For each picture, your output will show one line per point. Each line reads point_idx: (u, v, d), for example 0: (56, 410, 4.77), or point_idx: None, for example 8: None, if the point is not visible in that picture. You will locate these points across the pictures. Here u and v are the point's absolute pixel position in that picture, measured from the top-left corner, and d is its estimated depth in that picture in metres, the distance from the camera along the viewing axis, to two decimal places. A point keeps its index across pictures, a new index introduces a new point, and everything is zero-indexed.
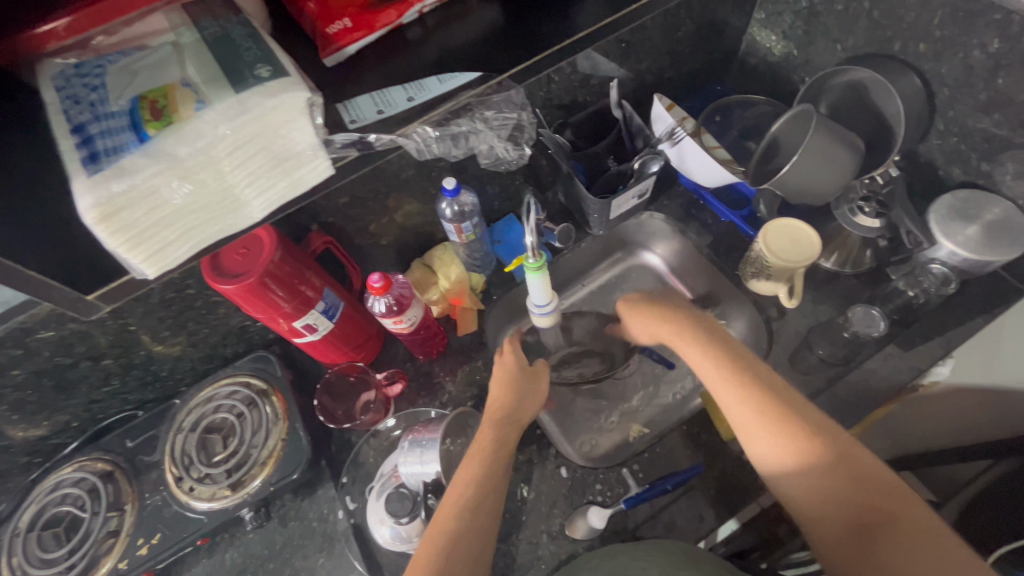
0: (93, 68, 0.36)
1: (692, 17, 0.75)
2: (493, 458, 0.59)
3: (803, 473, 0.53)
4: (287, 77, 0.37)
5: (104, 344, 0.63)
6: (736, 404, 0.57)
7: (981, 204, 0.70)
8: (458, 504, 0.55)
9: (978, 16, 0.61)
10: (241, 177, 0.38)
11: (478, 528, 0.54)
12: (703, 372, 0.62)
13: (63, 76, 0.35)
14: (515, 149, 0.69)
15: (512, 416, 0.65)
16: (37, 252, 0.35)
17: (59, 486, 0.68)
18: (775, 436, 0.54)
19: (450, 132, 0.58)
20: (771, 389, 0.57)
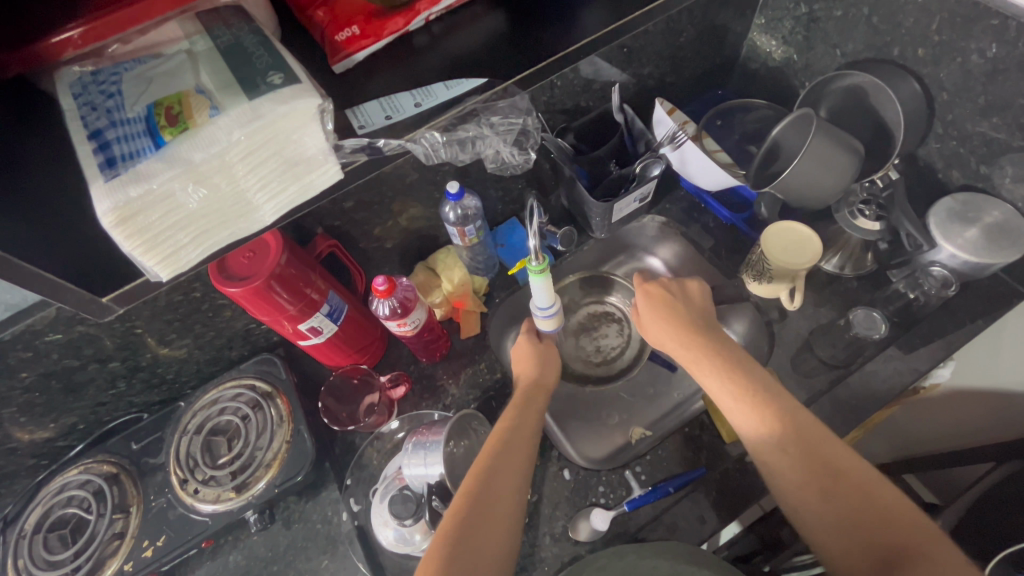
0: (109, 76, 0.37)
1: (693, 22, 0.76)
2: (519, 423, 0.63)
3: (819, 499, 0.52)
4: (299, 84, 0.37)
5: (111, 347, 0.63)
6: (751, 431, 0.57)
7: (980, 207, 0.70)
8: (485, 461, 0.58)
9: (975, 21, 0.62)
10: (253, 182, 0.39)
11: (502, 485, 0.56)
12: (718, 397, 0.60)
13: (81, 83, 0.36)
14: (521, 153, 0.69)
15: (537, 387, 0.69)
16: (54, 255, 0.35)
17: (65, 488, 0.69)
18: (792, 464, 0.53)
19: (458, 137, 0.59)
20: (789, 414, 0.56)
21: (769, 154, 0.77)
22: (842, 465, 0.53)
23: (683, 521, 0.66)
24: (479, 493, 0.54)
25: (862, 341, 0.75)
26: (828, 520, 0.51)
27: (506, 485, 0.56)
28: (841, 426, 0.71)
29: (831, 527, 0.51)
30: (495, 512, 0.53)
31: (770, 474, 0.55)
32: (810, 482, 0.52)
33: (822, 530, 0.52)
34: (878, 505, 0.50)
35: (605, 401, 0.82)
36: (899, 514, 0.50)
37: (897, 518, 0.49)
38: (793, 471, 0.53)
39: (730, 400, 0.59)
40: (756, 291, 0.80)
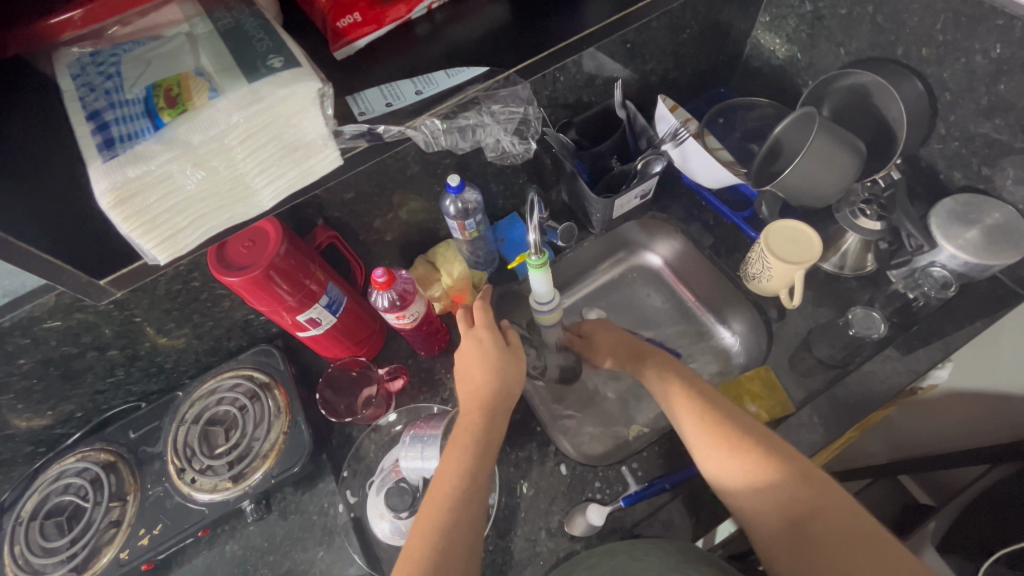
0: (109, 57, 0.37)
1: (696, 19, 0.75)
2: (471, 463, 0.57)
3: (737, 473, 0.54)
4: (300, 68, 0.37)
5: (110, 335, 0.63)
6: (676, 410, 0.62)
7: (981, 209, 0.70)
8: (438, 527, 0.52)
9: (980, 21, 0.62)
10: (252, 166, 0.39)
11: (458, 550, 0.51)
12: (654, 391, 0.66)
13: (80, 64, 0.36)
14: (523, 142, 0.65)
15: (492, 411, 0.62)
16: (51, 235, 0.35)
17: (62, 476, 0.69)
18: (710, 436, 0.57)
19: (457, 126, 0.56)
20: (710, 399, 0.61)
21: (771, 151, 0.76)
22: (758, 439, 0.56)
23: (678, 517, 0.66)
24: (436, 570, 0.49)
25: (860, 341, 0.75)
26: (748, 495, 0.54)
27: (464, 547, 0.52)
28: (838, 426, 0.71)
29: (754, 501, 0.53)
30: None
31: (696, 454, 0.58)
32: (730, 456, 0.55)
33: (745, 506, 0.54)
34: (799, 480, 0.52)
35: (603, 397, 0.82)
36: (814, 484, 0.52)
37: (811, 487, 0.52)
38: (714, 446, 0.57)
39: (661, 391, 0.65)
40: (757, 289, 0.79)
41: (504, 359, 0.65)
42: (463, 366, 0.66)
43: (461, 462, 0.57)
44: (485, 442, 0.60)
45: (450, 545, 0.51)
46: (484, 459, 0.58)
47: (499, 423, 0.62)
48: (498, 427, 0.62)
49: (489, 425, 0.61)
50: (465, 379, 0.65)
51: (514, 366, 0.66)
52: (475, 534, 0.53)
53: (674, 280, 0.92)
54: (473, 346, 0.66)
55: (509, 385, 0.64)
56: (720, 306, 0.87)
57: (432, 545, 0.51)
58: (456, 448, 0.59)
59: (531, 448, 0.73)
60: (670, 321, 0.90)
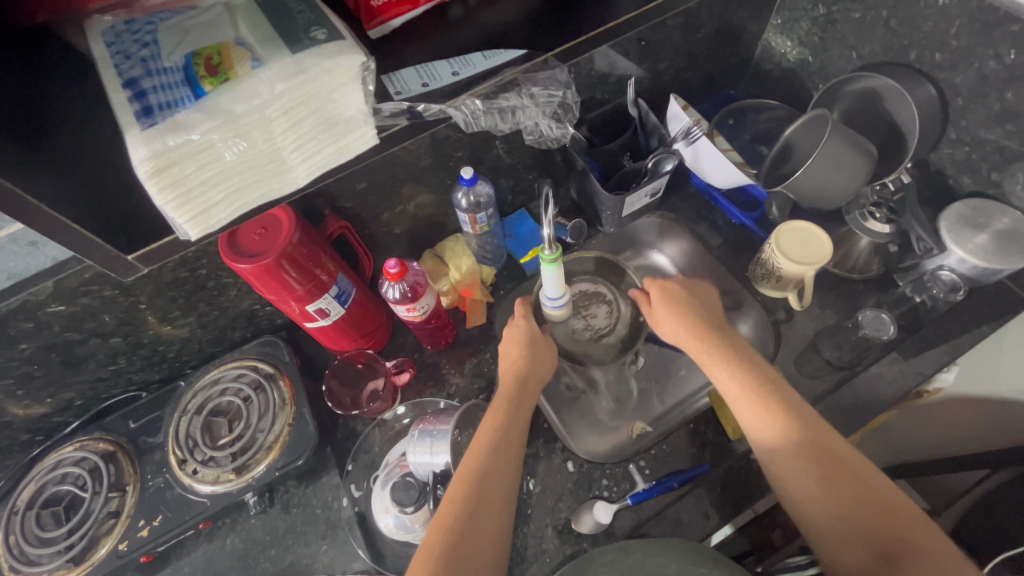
0: (144, 25, 0.36)
1: (711, 19, 0.75)
2: (504, 422, 0.59)
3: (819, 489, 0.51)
4: (343, 40, 0.37)
5: (113, 322, 0.62)
6: (755, 419, 0.56)
7: (991, 213, 0.71)
8: (471, 473, 0.53)
9: (994, 27, 0.62)
10: (290, 140, 0.39)
11: (490, 535, 0.50)
12: (726, 391, 0.60)
13: (113, 32, 0.36)
14: (559, 126, 0.68)
15: (525, 378, 0.64)
16: (81, 207, 0.34)
17: (59, 465, 0.68)
18: (793, 449, 0.53)
19: (497, 106, 0.57)
20: (794, 408, 0.56)
21: (782, 153, 0.77)
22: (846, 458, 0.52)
23: (686, 516, 0.66)
24: (467, 518, 0.50)
25: (868, 343, 0.74)
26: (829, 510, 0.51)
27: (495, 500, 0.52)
28: (846, 427, 0.71)
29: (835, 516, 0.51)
30: (485, 531, 0.50)
31: (772, 464, 0.55)
32: (817, 471, 0.52)
33: (820, 520, 0.51)
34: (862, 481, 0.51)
35: (610, 395, 0.81)
36: (902, 508, 0.49)
37: (897, 510, 0.49)
38: (803, 464, 0.53)
39: (737, 390, 0.58)
40: (767, 289, 0.80)
41: (540, 340, 0.68)
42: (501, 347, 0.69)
43: (495, 419, 0.59)
44: (519, 406, 0.61)
45: (479, 492, 0.52)
46: (519, 421, 0.60)
47: (533, 393, 0.64)
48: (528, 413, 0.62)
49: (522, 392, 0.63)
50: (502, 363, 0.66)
51: (548, 344, 0.68)
52: (506, 486, 0.54)
53: None
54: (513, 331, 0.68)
55: (542, 360, 0.66)
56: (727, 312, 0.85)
57: (458, 523, 0.50)
58: (492, 410, 0.60)
59: (538, 445, 0.73)
60: None
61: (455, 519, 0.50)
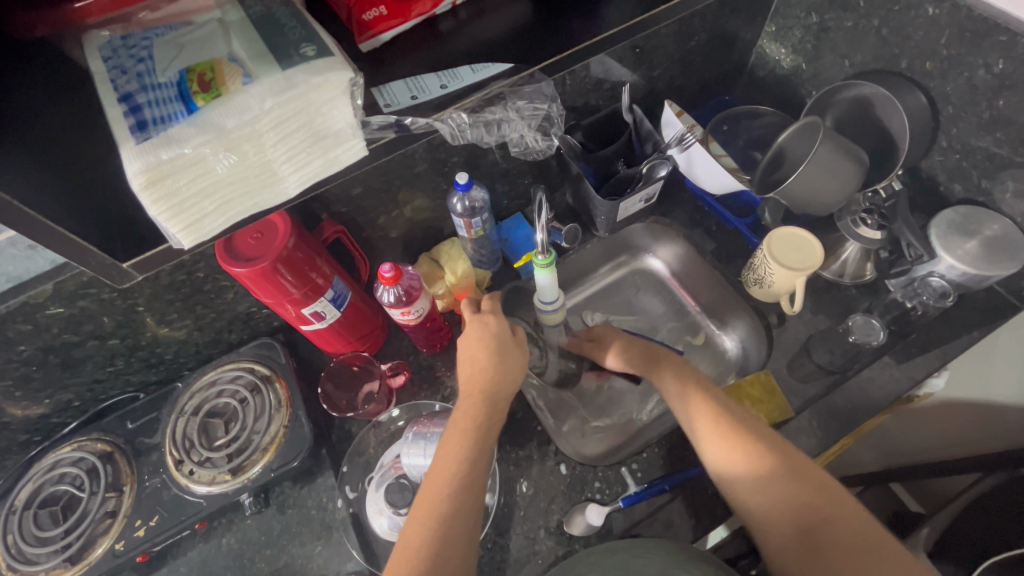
0: (140, 41, 0.37)
1: (704, 27, 0.76)
2: (468, 452, 0.57)
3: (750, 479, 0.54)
4: (332, 57, 0.38)
5: (111, 324, 0.63)
6: (692, 414, 0.60)
7: (980, 220, 0.72)
8: (436, 519, 0.52)
9: (984, 37, 0.63)
10: (280, 153, 0.39)
11: (457, 552, 0.52)
12: (669, 394, 0.65)
13: (111, 47, 0.37)
14: (545, 138, 0.69)
15: (492, 397, 0.61)
16: (79, 215, 0.36)
17: (57, 465, 0.68)
18: (725, 441, 0.56)
19: (484, 119, 0.58)
20: (731, 407, 0.59)
21: (774, 160, 0.77)
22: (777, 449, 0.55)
23: (678, 518, 0.67)
24: (435, 561, 0.50)
25: (859, 348, 0.75)
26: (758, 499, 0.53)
27: (464, 539, 0.53)
28: (837, 432, 0.71)
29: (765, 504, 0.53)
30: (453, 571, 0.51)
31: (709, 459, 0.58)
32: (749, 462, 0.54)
33: (754, 511, 0.54)
34: (804, 483, 0.53)
35: (603, 398, 0.82)
36: (827, 494, 0.52)
37: (821, 496, 0.52)
38: (734, 456, 0.55)
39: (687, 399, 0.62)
40: (759, 293, 0.80)
41: (509, 347, 0.64)
42: (461, 350, 0.64)
43: (460, 452, 0.57)
44: (484, 432, 0.59)
45: (448, 536, 0.52)
46: (483, 450, 0.58)
47: (501, 404, 0.62)
48: (495, 420, 0.61)
49: (487, 414, 0.60)
50: (465, 365, 0.63)
51: (517, 355, 0.63)
52: (474, 524, 0.54)
53: (674, 283, 0.93)
54: (477, 332, 0.64)
55: (511, 370, 0.62)
56: (721, 313, 0.87)
57: (427, 549, 0.51)
58: (454, 439, 0.58)
59: (532, 447, 0.73)
60: (670, 323, 0.90)
61: (423, 563, 0.50)
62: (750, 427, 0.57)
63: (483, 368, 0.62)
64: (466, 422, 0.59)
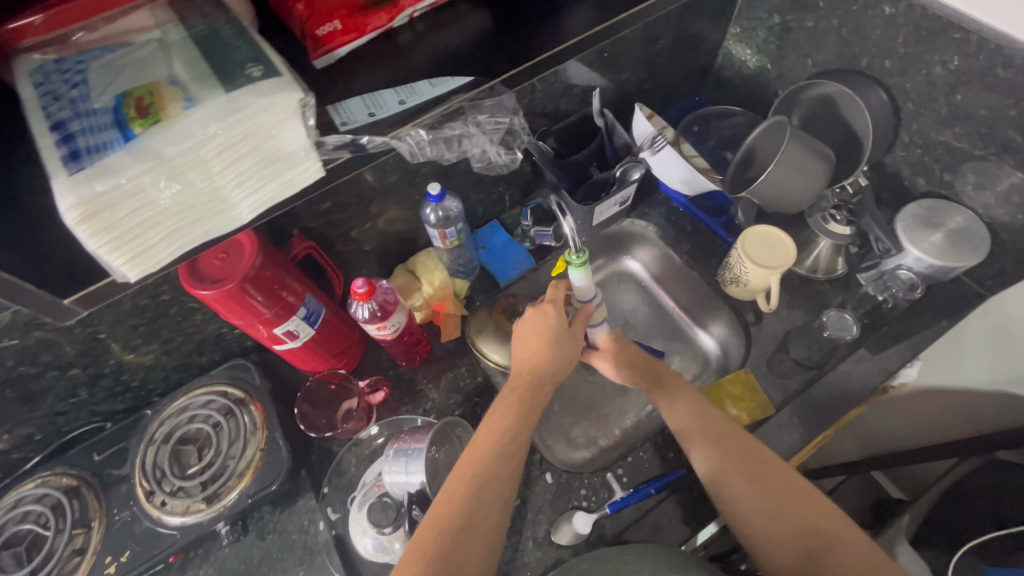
0: (74, 64, 0.37)
1: (670, 30, 0.77)
2: (516, 421, 0.58)
3: (769, 523, 0.53)
4: (278, 77, 0.38)
5: (72, 353, 0.60)
6: (707, 460, 0.58)
7: (944, 213, 0.74)
8: (479, 473, 0.53)
9: (938, 34, 0.64)
10: (230, 178, 0.39)
11: (490, 520, 0.51)
12: (676, 424, 0.62)
13: (42, 72, 0.36)
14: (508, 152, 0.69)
15: (539, 382, 0.61)
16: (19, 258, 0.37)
17: (19, 504, 0.65)
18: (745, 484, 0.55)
19: (443, 135, 0.57)
20: (727, 428, 0.59)
21: (744, 160, 0.78)
22: (774, 471, 0.56)
23: (665, 521, 0.67)
24: (464, 522, 0.50)
25: (835, 343, 0.77)
26: (774, 541, 0.53)
27: (498, 504, 0.52)
28: (817, 425, 0.72)
29: (772, 532, 0.53)
30: (480, 538, 0.50)
31: (720, 491, 0.57)
32: (769, 503, 0.54)
33: (761, 539, 0.54)
34: (789, 494, 0.54)
35: (586, 401, 0.81)
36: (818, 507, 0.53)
37: (816, 506, 0.54)
38: (729, 472, 0.56)
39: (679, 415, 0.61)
40: (737, 292, 0.81)
41: (563, 337, 0.63)
42: (521, 333, 0.64)
43: (505, 420, 0.58)
44: (530, 412, 0.59)
45: (483, 498, 0.52)
46: (529, 423, 0.59)
47: (545, 394, 0.62)
48: (541, 402, 0.61)
49: (533, 399, 0.60)
50: (519, 348, 0.64)
51: (568, 344, 0.63)
52: (509, 493, 0.54)
53: (654, 284, 0.93)
54: (537, 318, 0.64)
55: (565, 359, 0.63)
56: (698, 312, 0.88)
57: (461, 507, 0.51)
58: (503, 411, 0.59)
59: None
60: (650, 323, 0.90)
61: (457, 519, 0.50)
62: (739, 440, 0.58)
63: (539, 352, 0.62)
64: (513, 415, 0.58)
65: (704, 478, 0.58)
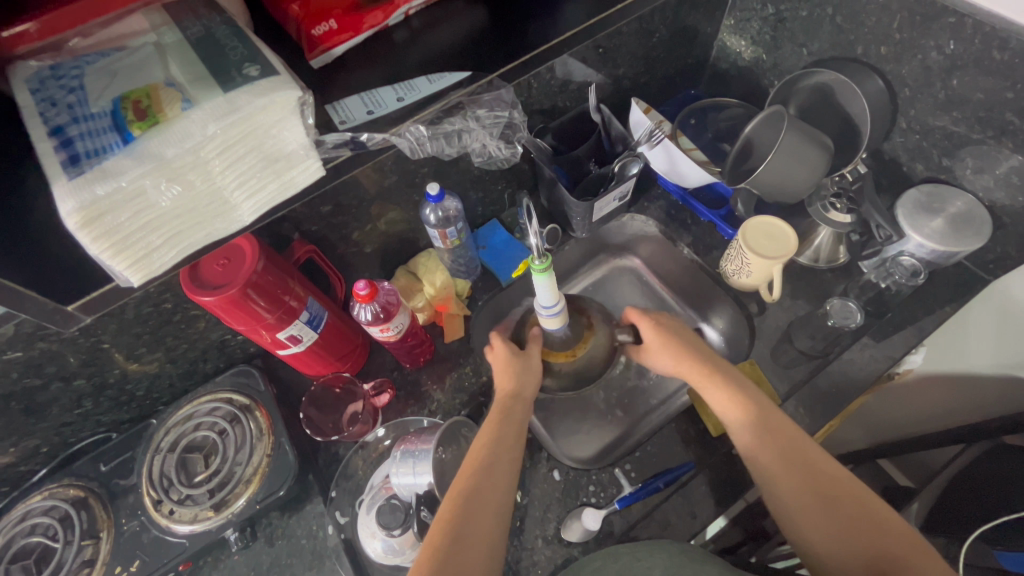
0: (70, 70, 0.37)
1: (665, 23, 0.77)
2: (493, 438, 0.59)
3: (823, 520, 0.52)
4: (277, 76, 0.38)
5: (75, 364, 0.60)
6: (741, 441, 0.58)
7: (944, 198, 0.73)
8: (460, 492, 0.53)
9: (934, 20, 0.64)
10: (231, 178, 0.39)
11: (480, 534, 0.51)
12: (727, 416, 0.60)
13: (38, 78, 0.36)
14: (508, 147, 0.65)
15: (512, 401, 0.63)
16: (29, 268, 0.38)
17: (28, 516, 0.65)
18: (776, 464, 0.55)
19: (443, 131, 0.55)
20: (781, 424, 0.58)
21: (743, 151, 0.78)
22: (828, 471, 0.54)
23: (674, 516, 0.66)
24: (455, 536, 0.50)
25: (839, 332, 0.76)
26: (810, 528, 0.52)
27: (489, 511, 0.53)
28: (824, 415, 0.72)
29: (819, 527, 0.52)
30: (474, 551, 0.49)
31: (768, 483, 0.56)
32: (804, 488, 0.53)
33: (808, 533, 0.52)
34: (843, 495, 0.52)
35: (592, 398, 0.81)
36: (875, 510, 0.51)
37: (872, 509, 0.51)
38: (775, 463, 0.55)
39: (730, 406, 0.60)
40: (737, 283, 0.81)
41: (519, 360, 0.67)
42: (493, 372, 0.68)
43: (484, 440, 0.59)
44: (507, 427, 0.60)
45: (470, 513, 0.52)
46: (510, 434, 0.60)
47: (522, 412, 0.63)
48: (518, 420, 0.62)
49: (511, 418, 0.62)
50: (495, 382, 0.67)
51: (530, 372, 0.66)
52: (499, 505, 0.54)
53: (655, 279, 0.93)
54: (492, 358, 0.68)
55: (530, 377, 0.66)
56: (701, 305, 0.88)
57: (450, 525, 0.51)
58: (483, 431, 0.61)
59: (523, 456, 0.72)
60: None
61: (448, 535, 0.50)
62: (791, 436, 0.57)
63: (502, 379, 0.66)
64: (491, 434, 0.59)
65: (743, 454, 0.59)
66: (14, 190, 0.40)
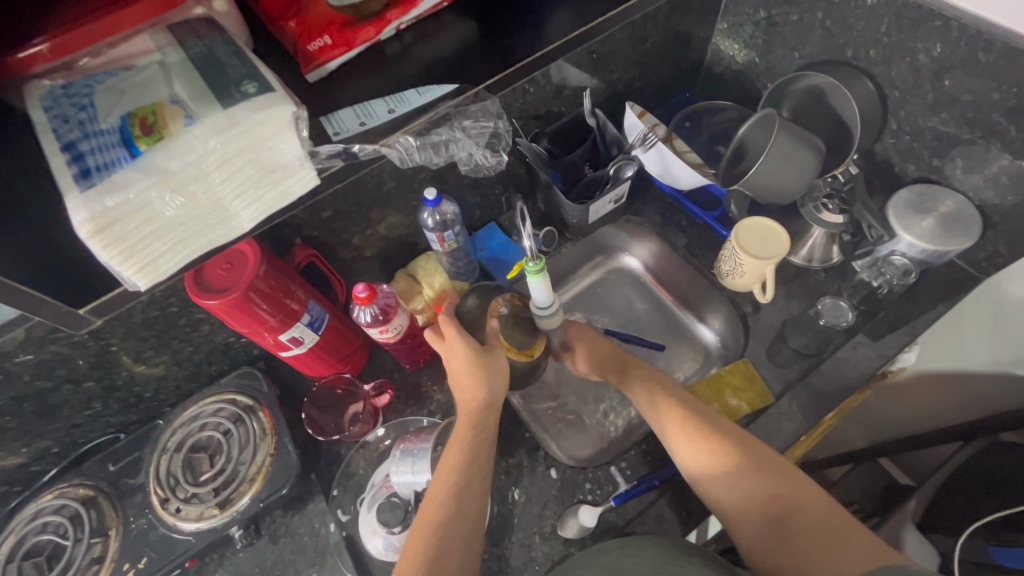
0: (81, 88, 0.39)
1: (658, 29, 0.78)
2: (463, 459, 0.58)
3: (752, 506, 0.55)
4: (272, 92, 0.40)
5: (85, 367, 0.61)
6: (685, 449, 0.60)
7: (935, 198, 0.74)
8: (434, 522, 0.54)
9: (920, 23, 0.65)
10: (230, 189, 0.41)
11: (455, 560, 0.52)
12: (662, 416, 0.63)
13: (52, 96, 0.38)
14: (494, 155, 0.63)
15: (483, 414, 0.61)
16: (44, 274, 0.40)
17: (39, 515, 0.66)
18: (709, 462, 0.58)
19: (430, 140, 0.56)
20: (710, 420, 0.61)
21: (736, 153, 0.79)
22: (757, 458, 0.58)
23: (670, 512, 0.68)
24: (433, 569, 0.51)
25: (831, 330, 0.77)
26: (747, 525, 0.55)
27: (462, 538, 0.54)
28: (818, 413, 0.73)
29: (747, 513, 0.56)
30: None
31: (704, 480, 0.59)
32: (755, 494, 0.55)
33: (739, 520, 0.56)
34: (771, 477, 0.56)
35: (589, 397, 0.82)
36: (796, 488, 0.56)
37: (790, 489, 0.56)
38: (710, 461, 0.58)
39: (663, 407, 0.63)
40: (730, 284, 0.81)
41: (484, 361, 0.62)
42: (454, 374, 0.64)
43: (455, 460, 0.58)
44: (478, 446, 0.59)
45: (447, 542, 0.53)
46: (480, 451, 0.59)
47: (493, 424, 0.62)
48: (489, 432, 0.61)
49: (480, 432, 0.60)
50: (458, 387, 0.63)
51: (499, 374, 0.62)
52: (473, 529, 0.55)
53: (652, 280, 0.94)
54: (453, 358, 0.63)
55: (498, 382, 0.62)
56: (698, 306, 0.89)
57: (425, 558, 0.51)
58: (451, 447, 0.60)
59: (522, 455, 0.73)
60: (651, 319, 0.91)
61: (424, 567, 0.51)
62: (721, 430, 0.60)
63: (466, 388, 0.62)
64: (461, 454, 0.58)
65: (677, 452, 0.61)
66: (28, 200, 0.42)
